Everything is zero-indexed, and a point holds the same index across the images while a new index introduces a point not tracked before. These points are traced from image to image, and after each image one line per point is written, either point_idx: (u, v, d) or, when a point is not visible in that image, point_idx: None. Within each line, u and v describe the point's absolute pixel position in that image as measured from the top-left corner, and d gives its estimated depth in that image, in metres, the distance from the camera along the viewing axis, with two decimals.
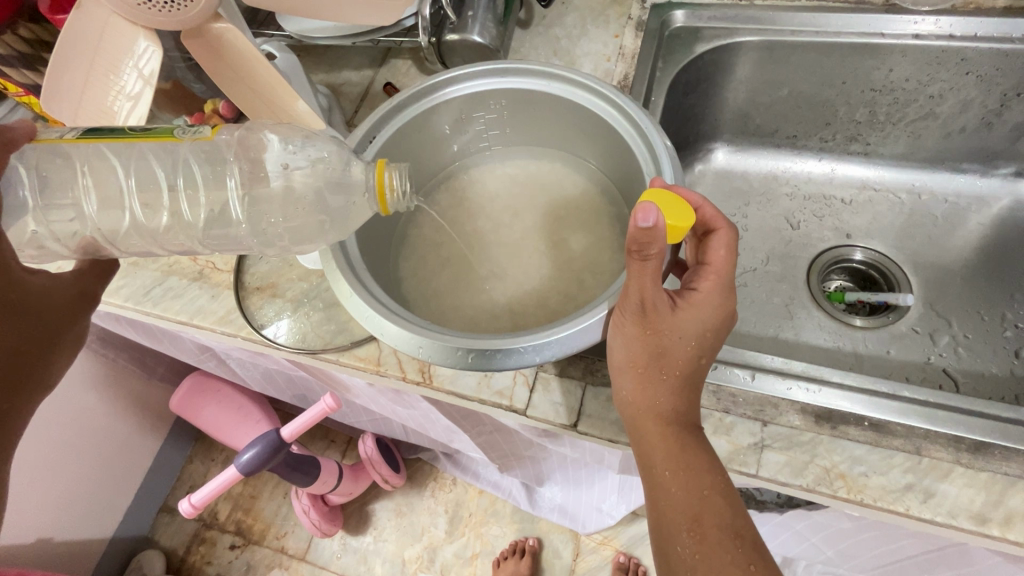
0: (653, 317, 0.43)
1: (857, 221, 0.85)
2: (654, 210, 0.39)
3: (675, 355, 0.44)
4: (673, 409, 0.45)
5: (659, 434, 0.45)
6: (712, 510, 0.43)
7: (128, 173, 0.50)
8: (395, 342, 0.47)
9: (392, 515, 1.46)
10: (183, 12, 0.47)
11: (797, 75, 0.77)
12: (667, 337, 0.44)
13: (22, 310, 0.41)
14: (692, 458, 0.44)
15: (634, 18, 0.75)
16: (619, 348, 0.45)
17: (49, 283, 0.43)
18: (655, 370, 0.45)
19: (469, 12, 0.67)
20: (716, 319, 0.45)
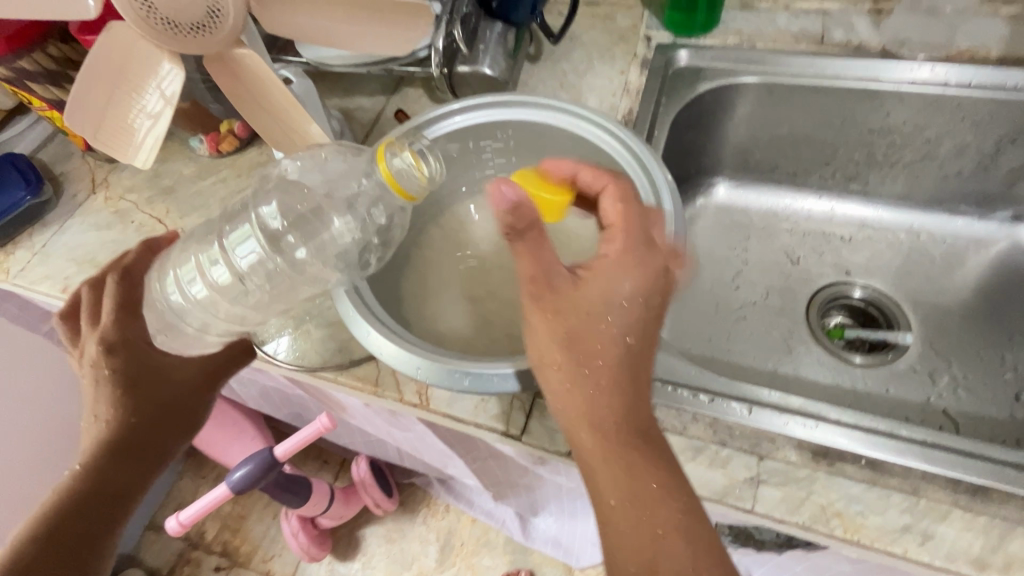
0: (554, 298, 0.45)
1: (857, 258, 0.86)
2: (507, 189, 0.44)
3: (589, 339, 0.45)
4: (608, 410, 0.44)
5: (598, 441, 0.44)
6: (661, 510, 0.43)
7: (221, 260, 0.54)
8: (396, 362, 0.48)
9: (382, 541, 1.44)
10: (209, 36, 0.48)
11: (796, 115, 0.79)
12: (577, 321, 0.45)
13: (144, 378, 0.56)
14: (635, 465, 0.44)
15: (639, 56, 0.79)
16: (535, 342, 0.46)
17: (177, 361, 0.58)
18: (575, 366, 0.44)
19: (481, 46, 0.69)
20: (625, 288, 0.45)
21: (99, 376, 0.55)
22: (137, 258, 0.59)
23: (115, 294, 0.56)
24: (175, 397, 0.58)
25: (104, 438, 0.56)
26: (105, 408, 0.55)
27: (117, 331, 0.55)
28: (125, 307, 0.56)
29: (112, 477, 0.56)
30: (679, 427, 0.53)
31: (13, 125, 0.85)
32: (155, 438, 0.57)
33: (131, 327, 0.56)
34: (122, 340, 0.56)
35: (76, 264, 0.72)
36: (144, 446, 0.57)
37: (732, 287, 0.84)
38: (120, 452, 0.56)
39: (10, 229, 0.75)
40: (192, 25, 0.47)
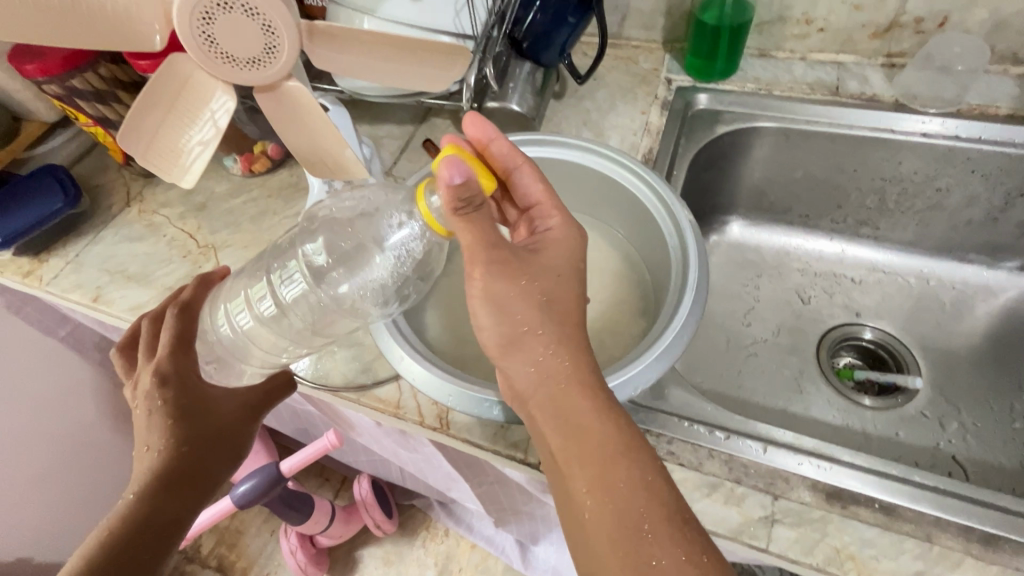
0: (522, 265, 0.49)
1: (867, 300, 0.87)
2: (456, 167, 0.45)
3: (517, 318, 0.48)
4: (577, 363, 0.47)
5: (570, 391, 0.46)
6: (608, 474, 0.43)
7: (269, 294, 0.56)
8: (427, 386, 0.53)
9: (379, 563, 1.43)
10: (264, 71, 0.51)
11: (810, 160, 0.82)
12: (546, 284, 0.49)
13: (197, 410, 0.55)
14: (604, 413, 0.45)
15: (660, 98, 0.82)
16: (507, 310, 0.48)
17: (224, 393, 0.58)
18: (551, 324, 0.48)
19: (510, 84, 0.73)
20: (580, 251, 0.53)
21: (153, 406, 0.53)
22: (193, 292, 0.60)
23: (172, 325, 0.56)
24: (225, 429, 0.57)
25: (152, 473, 0.53)
26: (156, 439, 0.54)
27: (172, 361, 0.55)
28: (179, 339, 0.56)
29: (161, 513, 0.54)
30: (695, 462, 0.53)
31: (51, 138, 0.87)
32: (204, 470, 0.55)
33: (186, 358, 0.56)
34: (177, 370, 0.55)
35: (108, 275, 0.75)
36: (195, 481, 0.55)
37: (744, 323, 0.85)
38: (170, 486, 0.54)
39: (46, 238, 0.77)
40: (250, 59, 0.50)
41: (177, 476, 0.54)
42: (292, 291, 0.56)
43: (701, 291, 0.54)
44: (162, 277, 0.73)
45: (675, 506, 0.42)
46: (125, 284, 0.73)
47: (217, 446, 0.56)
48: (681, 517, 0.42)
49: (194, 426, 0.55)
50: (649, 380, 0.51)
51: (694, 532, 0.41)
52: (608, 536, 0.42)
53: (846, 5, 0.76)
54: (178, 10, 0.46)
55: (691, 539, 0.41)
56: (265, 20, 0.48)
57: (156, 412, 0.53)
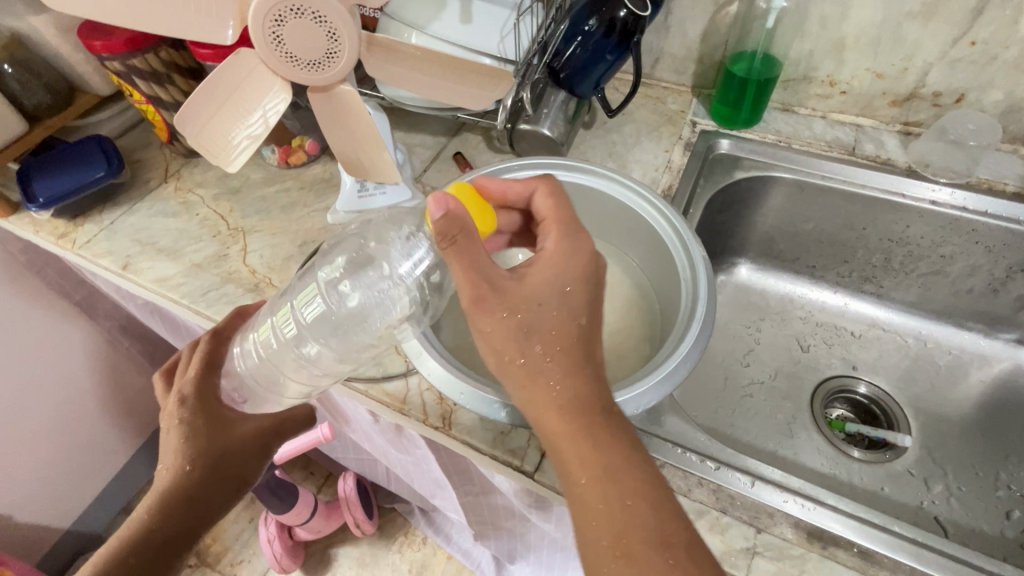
0: (507, 296, 0.46)
1: (864, 355, 0.90)
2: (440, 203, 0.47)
3: (514, 349, 0.46)
4: (564, 390, 0.45)
5: (555, 420, 0.45)
6: (598, 495, 0.43)
7: (291, 319, 0.54)
8: (442, 382, 0.56)
9: (354, 564, 1.43)
10: (323, 74, 0.55)
11: (822, 214, 0.85)
12: (531, 313, 0.47)
13: (209, 434, 0.60)
14: (590, 438, 0.44)
15: (683, 139, 0.85)
16: (493, 346, 0.47)
17: (241, 420, 0.63)
18: (535, 356, 0.46)
19: (544, 109, 0.77)
20: (567, 266, 0.49)
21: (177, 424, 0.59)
22: (225, 321, 0.63)
23: (202, 352, 0.61)
24: (235, 450, 0.62)
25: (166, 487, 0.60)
26: (173, 456, 0.59)
27: (197, 385, 0.60)
28: (206, 363, 0.61)
29: (177, 515, 0.61)
30: (684, 488, 0.55)
31: (101, 111, 0.91)
32: (211, 486, 0.61)
33: (210, 382, 0.61)
34: (200, 394, 0.60)
35: (138, 245, 0.78)
36: (202, 499, 0.61)
37: (742, 364, 0.87)
38: (178, 501, 0.60)
39: (82, 203, 0.81)
40: (312, 62, 0.54)
41: (191, 488, 0.60)
42: (315, 311, 0.53)
43: (708, 324, 0.56)
44: (190, 253, 0.76)
45: (661, 529, 0.42)
46: (154, 256, 0.76)
47: (227, 465, 0.61)
48: (668, 541, 0.42)
49: (206, 448, 0.60)
50: (648, 403, 0.53)
51: (678, 558, 0.41)
52: (597, 558, 0.42)
53: (869, 72, 0.80)
54: (254, 13, 0.50)
55: (675, 563, 0.41)
56: (331, 28, 0.52)
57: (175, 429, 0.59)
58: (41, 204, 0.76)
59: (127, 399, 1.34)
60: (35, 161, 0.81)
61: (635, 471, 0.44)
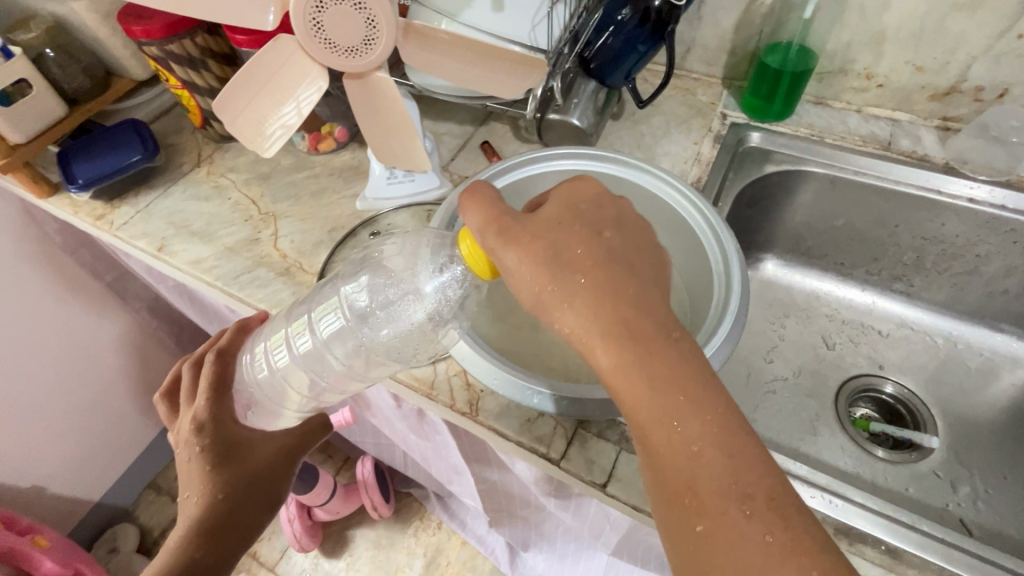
0: (525, 223, 0.46)
1: (892, 354, 0.88)
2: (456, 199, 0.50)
3: (539, 273, 0.44)
4: (598, 317, 0.43)
5: (599, 349, 0.42)
6: (667, 443, 0.40)
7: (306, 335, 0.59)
8: (475, 366, 0.57)
9: (370, 545, 1.46)
10: (360, 59, 0.56)
11: (853, 209, 0.84)
12: (554, 239, 0.45)
13: (230, 458, 0.58)
14: (642, 368, 0.41)
15: (713, 131, 0.85)
16: (520, 280, 0.45)
17: (260, 439, 0.61)
18: (569, 285, 0.44)
19: (574, 99, 0.77)
20: (581, 190, 0.49)
21: (195, 453, 0.57)
22: (229, 339, 0.63)
23: (210, 373, 0.60)
24: (261, 471, 0.60)
25: (195, 524, 0.57)
26: (197, 487, 0.57)
27: (211, 408, 0.59)
28: (214, 385, 0.60)
29: (207, 555, 0.57)
30: None
31: (136, 96, 0.93)
32: (243, 511, 0.59)
33: (224, 404, 0.60)
34: (215, 418, 0.58)
35: (173, 228, 0.80)
36: (234, 529, 0.58)
37: (766, 360, 0.87)
38: (212, 536, 0.57)
39: (120, 187, 0.83)
40: (349, 48, 0.55)
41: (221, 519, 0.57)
42: (333, 325, 0.58)
43: (739, 318, 0.56)
44: (223, 237, 0.78)
45: (733, 476, 0.38)
46: (188, 239, 0.78)
47: (255, 489, 0.59)
48: (743, 490, 0.37)
49: (230, 474, 0.58)
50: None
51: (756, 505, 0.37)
52: (665, 503, 0.40)
53: (909, 65, 0.78)
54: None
55: (753, 513, 0.37)
56: (369, 14, 0.52)
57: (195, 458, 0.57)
58: (80, 186, 0.79)
59: (156, 378, 1.38)
60: (74, 144, 0.83)
61: (707, 409, 0.40)
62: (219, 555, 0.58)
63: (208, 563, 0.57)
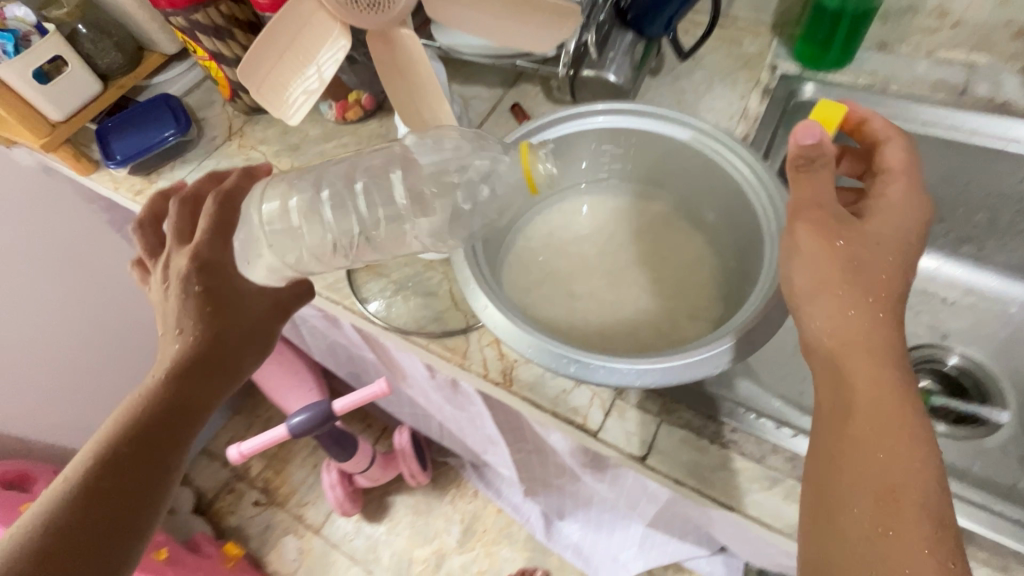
0: (846, 225, 0.47)
1: (955, 323, 0.83)
2: (815, 130, 0.47)
3: (870, 275, 0.45)
4: (874, 341, 0.43)
5: (857, 364, 0.42)
6: (898, 456, 0.39)
7: (295, 196, 0.61)
8: (512, 339, 0.51)
9: (409, 511, 1.50)
10: (383, 14, 0.54)
11: (918, 166, 0.76)
12: (863, 257, 0.46)
13: (221, 303, 0.50)
14: (889, 392, 0.41)
15: (762, 84, 0.78)
16: (814, 269, 0.46)
17: (256, 291, 0.53)
18: (854, 294, 0.44)
19: (609, 53, 0.71)
20: (904, 229, 0.48)
21: (186, 294, 0.49)
22: (232, 181, 0.55)
23: (209, 216, 0.52)
24: (254, 320, 0.52)
25: (175, 363, 0.49)
26: (186, 324, 0.49)
27: (208, 248, 0.51)
28: (217, 225, 0.52)
29: (176, 406, 0.49)
30: (757, 454, 0.52)
31: (167, 70, 0.92)
32: (231, 352, 0.51)
33: (224, 249, 0.52)
34: (214, 259, 0.51)
35: None
36: (217, 378, 0.51)
37: None
38: (195, 373, 0.49)
39: (157, 163, 0.84)
40: (370, 3, 0.54)
41: (200, 368, 0.49)
42: (325, 190, 0.61)
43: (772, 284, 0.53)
44: None
45: (939, 501, 0.38)
46: None
47: (246, 340, 0.52)
48: (938, 516, 0.38)
49: (219, 318, 0.50)
50: (710, 373, 0.48)
51: (949, 536, 0.37)
52: (852, 498, 0.39)
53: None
54: None
55: (937, 539, 0.37)
56: None
57: (189, 297, 0.49)
58: (118, 162, 0.80)
59: None
60: (111, 119, 0.85)
61: (921, 443, 0.40)
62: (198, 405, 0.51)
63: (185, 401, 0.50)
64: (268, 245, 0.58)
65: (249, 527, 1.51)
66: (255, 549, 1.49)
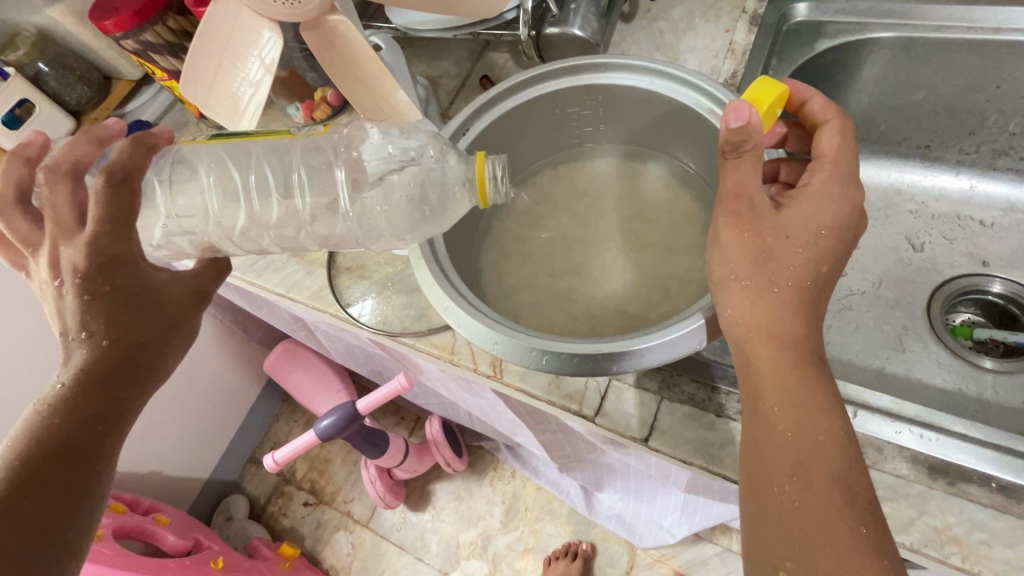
0: (764, 214, 0.42)
1: (997, 247, 0.75)
2: (745, 109, 0.41)
3: (787, 259, 0.41)
4: (786, 322, 0.40)
5: (758, 347, 0.40)
6: (811, 431, 0.38)
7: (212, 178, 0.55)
8: (472, 336, 0.49)
9: (451, 497, 1.52)
10: (303, 5, 0.50)
11: (937, 76, 0.68)
12: (781, 242, 0.41)
13: (139, 301, 0.44)
14: (794, 371, 0.39)
15: (748, 12, 0.70)
16: (725, 258, 0.42)
17: (173, 280, 0.47)
18: (765, 279, 0.41)
19: (572, 5, 0.66)
20: (843, 207, 0.42)
21: (90, 295, 0.42)
22: (124, 157, 0.43)
23: (100, 203, 0.42)
24: (174, 313, 0.46)
25: (85, 369, 0.43)
26: (93, 325, 0.42)
27: (107, 242, 0.42)
28: (115, 215, 0.42)
29: (90, 413, 0.43)
30: None
31: (138, 96, 0.90)
32: (151, 349, 0.45)
33: (128, 241, 0.43)
34: (119, 252, 0.43)
35: None
36: (138, 381, 0.45)
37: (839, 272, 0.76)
38: (114, 378, 0.44)
39: None
40: None
41: (115, 373, 0.44)
42: (249, 175, 0.56)
43: None
44: None
45: (848, 472, 0.37)
46: None
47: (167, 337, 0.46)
48: (853, 484, 0.36)
49: (134, 318, 0.44)
50: (693, 350, 0.44)
51: (866, 502, 0.36)
52: (769, 481, 0.38)
53: None
54: None
55: (855, 506, 0.36)
56: None
57: (97, 300, 0.42)
58: None
59: (231, 367, 1.46)
60: None
61: (831, 411, 0.38)
62: (125, 412, 0.45)
63: (103, 408, 0.44)
64: (162, 226, 0.55)
65: (301, 527, 1.56)
66: (310, 547, 1.54)
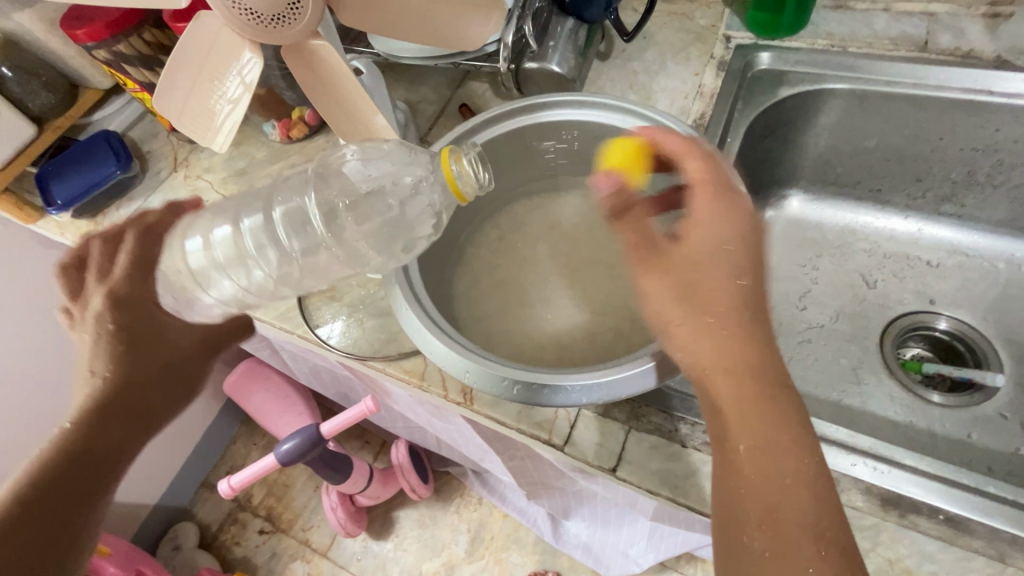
0: (667, 256, 0.44)
1: (943, 286, 0.79)
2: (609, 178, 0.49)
3: (708, 288, 0.43)
4: (744, 360, 0.41)
5: (717, 384, 0.41)
6: (777, 476, 0.39)
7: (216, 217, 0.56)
8: (444, 363, 0.49)
9: (415, 525, 1.48)
10: (288, 28, 0.50)
11: (887, 126, 0.73)
12: (693, 274, 0.43)
13: (151, 345, 0.50)
14: (757, 412, 0.40)
15: (716, 58, 0.75)
16: (652, 308, 0.44)
17: (185, 329, 0.53)
18: (698, 316, 0.42)
19: (550, 42, 0.68)
20: (735, 222, 0.45)
21: (103, 334, 0.48)
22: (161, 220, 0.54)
23: (132, 255, 0.51)
24: (178, 357, 0.52)
25: (91, 406, 0.47)
26: (102, 365, 0.48)
27: (129, 286, 0.50)
28: (142, 264, 0.51)
29: (91, 452, 0.47)
30: None
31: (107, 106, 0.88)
32: (155, 392, 0.50)
33: (147, 285, 0.51)
34: (139, 299, 0.50)
35: None
36: (140, 422, 0.50)
37: (799, 307, 0.79)
38: (115, 417, 0.48)
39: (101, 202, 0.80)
40: (276, 16, 0.49)
41: (118, 412, 0.48)
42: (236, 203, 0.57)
43: None
44: None
45: (816, 518, 0.38)
46: None
47: (168, 378, 0.51)
48: (822, 531, 0.37)
49: (143, 360, 0.49)
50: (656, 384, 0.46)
51: (836, 547, 0.37)
52: (741, 529, 0.39)
53: None
54: None
55: (826, 553, 0.36)
56: None
57: (111, 339, 0.48)
58: (60, 207, 0.77)
59: None
60: (50, 164, 0.81)
61: (799, 454, 0.39)
62: (125, 450, 0.50)
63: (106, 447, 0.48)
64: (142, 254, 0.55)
65: (254, 557, 1.48)
66: None
